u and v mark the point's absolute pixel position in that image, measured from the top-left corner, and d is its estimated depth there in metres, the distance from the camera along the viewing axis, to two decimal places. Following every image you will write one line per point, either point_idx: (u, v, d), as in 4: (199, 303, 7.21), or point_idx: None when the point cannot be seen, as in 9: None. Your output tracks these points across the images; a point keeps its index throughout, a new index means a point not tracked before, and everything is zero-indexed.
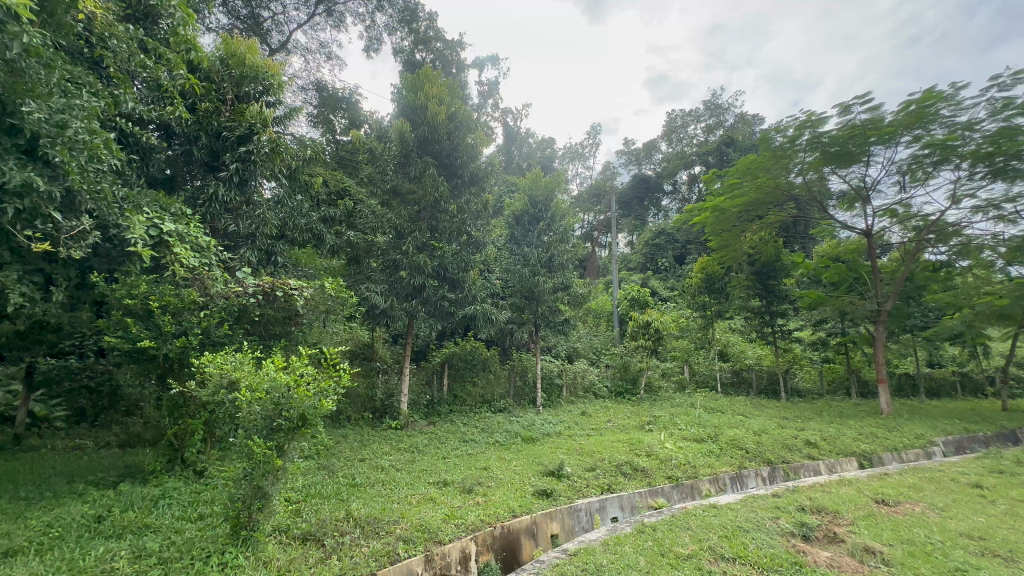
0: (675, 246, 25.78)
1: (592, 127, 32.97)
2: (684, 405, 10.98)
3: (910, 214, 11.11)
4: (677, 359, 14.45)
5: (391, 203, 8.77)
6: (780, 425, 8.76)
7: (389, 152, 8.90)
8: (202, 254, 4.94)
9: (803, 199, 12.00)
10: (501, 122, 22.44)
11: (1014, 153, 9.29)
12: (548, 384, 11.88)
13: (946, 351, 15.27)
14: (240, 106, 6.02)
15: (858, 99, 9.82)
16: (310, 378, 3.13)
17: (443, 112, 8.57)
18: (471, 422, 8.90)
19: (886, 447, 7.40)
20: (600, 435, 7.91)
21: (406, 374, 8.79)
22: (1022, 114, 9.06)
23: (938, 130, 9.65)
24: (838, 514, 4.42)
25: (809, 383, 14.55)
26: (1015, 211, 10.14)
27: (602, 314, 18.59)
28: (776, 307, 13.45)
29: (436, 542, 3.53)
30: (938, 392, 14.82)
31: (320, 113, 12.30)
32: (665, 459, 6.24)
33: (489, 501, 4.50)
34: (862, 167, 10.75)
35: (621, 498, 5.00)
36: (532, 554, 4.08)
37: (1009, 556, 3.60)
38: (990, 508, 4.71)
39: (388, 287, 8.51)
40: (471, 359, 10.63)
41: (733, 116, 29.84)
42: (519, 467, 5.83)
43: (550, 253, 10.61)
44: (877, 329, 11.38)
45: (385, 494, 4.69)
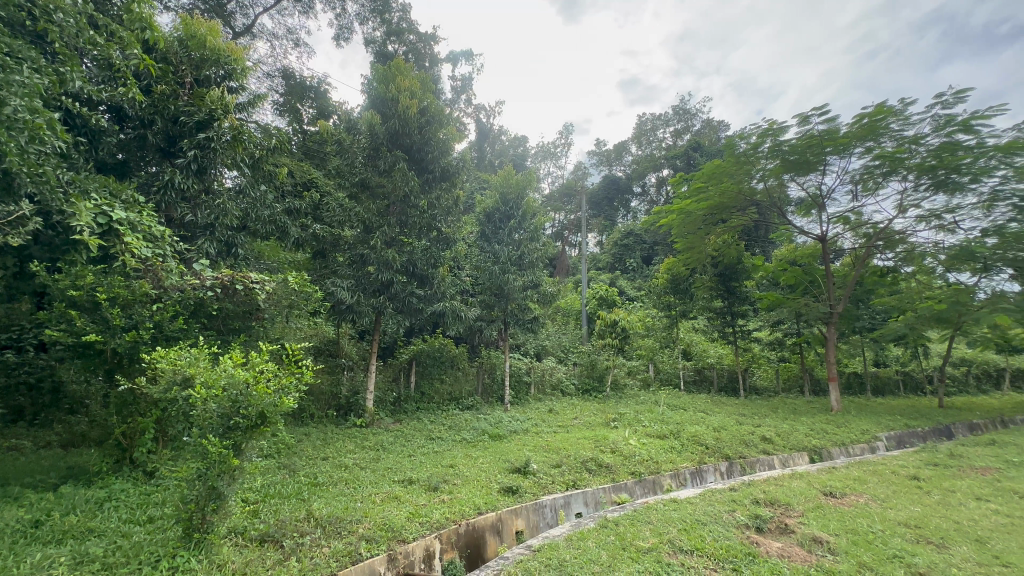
0: (643, 246, 26.36)
1: (565, 126, 33.33)
2: (648, 402, 11.27)
3: (862, 222, 11.67)
4: (642, 357, 14.82)
5: (360, 196, 8.66)
6: (738, 421, 9.10)
7: (358, 144, 8.75)
8: (156, 244, 4.71)
9: (764, 204, 12.50)
10: (474, 118, 22.29)
11: (954, 167, 9.93)
12: (517, 382, 11.95)
13: (891, 352, 16.22)
14: (200, 90, 5.77)
15: (816, 111, 10.28)
16: (271, 374, 3.03)
17: (415, 106, 8.45)
18: (438, 420, 8.84)
19: (835, 442, 7.80)
20: (566, 432, 8.01)
21: (372, 372, 8.62)
22: (963, 131, 9.68)
23: (888, 142, 10.22)
24: (789, 506, 4.63)
25: (766, 381, 15.20)
26: (954, 221, 10.81)
27: (571, 313, 18.79)
28: (737, 308, 13.99)
29: (400, 540, 3.49)
30: (883, 390, 15.76)
31: (287, 101, 11.91)
32: (629, 455, 6.38)
33: (455, 498, 4.48)
34: (818, 175, 11.26)
35: (586, 494, 5.08)
36: (497, 551, 4.09)
37: (941, 543, 3.86)
38: (926, 499, 5.04)
39: (355, 282, 8.34)
40: (439, 357, 10.57)
41: (701, 122, 30.73)
42: (485, 464, 5.84)
43: (520, 251, 10.67)
44: (829, 330, 11.96)
45: (348, 493, 4.60)
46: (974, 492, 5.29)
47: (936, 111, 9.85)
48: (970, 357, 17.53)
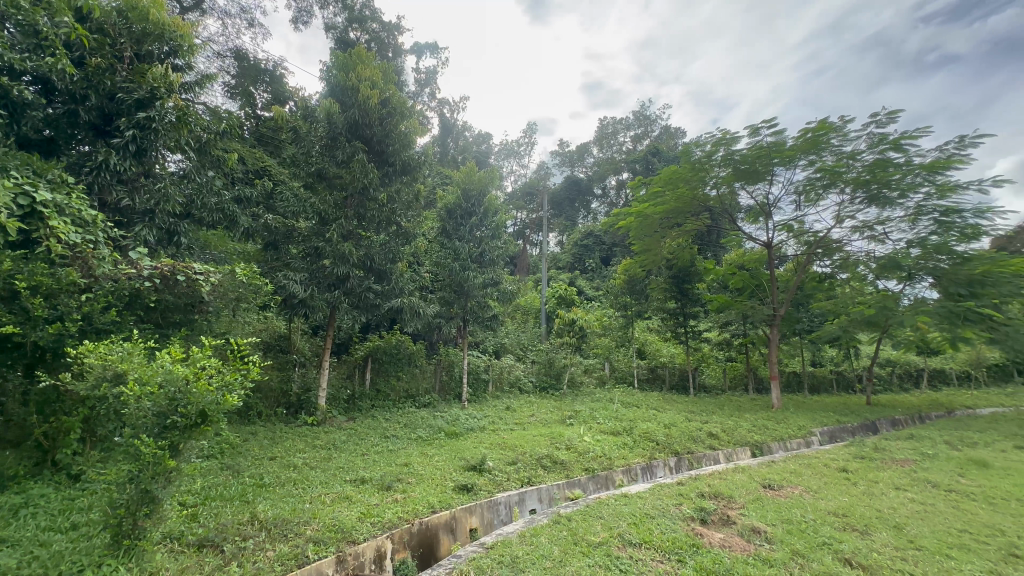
0: (602, 247, 26.94)
1: (529, 126, 33.55)
2: (603, 400, 11.53)
3: (804, 230, 12.38)
4: (599, 355, 15.16)
5: (316, 186, 8.39)
6: (687, 418, 9.46)
7: (315, 132, 8.47)
8: (87, 230, 4.34)
9: (717, 211, 13.00)
10: (437, 112, 22.00)
11: (885, 182, 10.71)
12: (475, 379, 11.92)
13: (826, 353, 17.35)
14: (140, 67, 5.40)
15: (766, 123, 10.82)
16: (213, 370, 2.86)
17: (376, 96, 8.25)
18: (393, 418, 8.67)
19: (774, 438, 8.26)
20: (523, 429, 8.08)
21: (325, 368, 8.33)
22: (893, 149, 10.47)
23: (829, 157, 10.92)
24: (731, 498, 4.87)
25: (714, 379, 15.93)
26: (884, 232, 11.67)
27: (531, 312, 18.93)
28: (689, 309, 14.65)
29: (350, 541, 3.41)
30: (818, 388, 16.83)
31: (240, 84, 11.33)
32: (583, 451, 6.51)
33: (409, 497, 4.43)
34: (766, 185, 11.89)
35: (540, 491, 5.14)
36: (450, 549, 4.06)
37: (864, 530, 4.17)
38: (853, 489, 5.43)
39: (308, 275, 8.05)
40: (396, 354, 10.38)
41: (660, 129, 31.82)
42: (440, 461, 5.81)
43: (481, 248, 10.64)
44: (772, 331, 12.60)
45: (296, 494, 4.45)
46: (894, 482, 5.74)
47: (871, 129, 10.60)
48: (894, 358, 19.05)
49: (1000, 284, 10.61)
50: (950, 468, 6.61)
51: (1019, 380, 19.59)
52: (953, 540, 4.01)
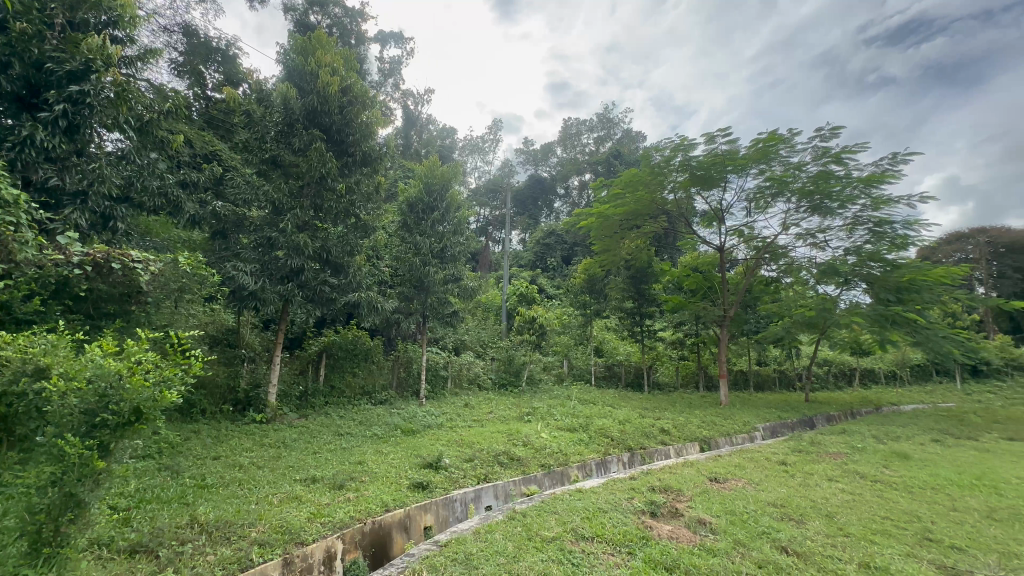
0: (563, 246, 27.34)
1: (494, 123, 33.54)
2: (561, 397, 11.70)
3: (753, 236, 12.94)
4: (558, 353, 15.40)
5: (270, 174, 8.08)
6: (641, 414, 9.75)
7: (270, 117, 8.12)
8: (6, 210, 3.94)
9: (674, 215, 13.42)
10: (401, 104, 21.58)
11: (827, 193, 11.38)
12: (433, 375, 11.81)
13: (770, 352, 18.35)
14: (73, 36, 4.98)
15: (721, 132, 11.28)
16: (151, 364, 2.69)
17: (337, 83, 8.00)
18: (348, 415, 8.46)
19: (721, 433, 8.66)
20: (481, 426, 8.08)
21: (276, 364, 8.00)
22: (835, 162, 11.15)
23: (778, 166, 11.51)
24: (680, 492, 5.06)
25: (668, 377, 16.48)
26: (825, 240, 12.43)
27: (492, 309, 18.96)
28: (646, 309, 15.20)
29: (298, 543, 3.30)
30: (763, 386, 17.79)
31: (188, 62, 10.59)
32: (541, 448, 6.58)
33: (362, 496, 4.32)
34: (720, 191, 12.40)
35: (496, 487, 5.16)
36: (403, 548, 3.99)
37: (799, 519, 4.43)
38: (791, 481, 5.77)
39: (259, 267, 7.67)
40: (352, 349, 10.12)
41: (622, 132, 32.59)
42: (395, 459, 5.71)
43: (443, 244, 10.50)
44: (722, 331, 13.18)
45: (241, 494, 4.26)
46: (827, 474, 6.13)
47: (815, 143, 11.26)
48: (831, 358, 20.37)
49: (923, 291, 11.55)
50: (876, 460, 7.15)
51: (936, 379, 21.42)
52: (877, 527, 4.33)
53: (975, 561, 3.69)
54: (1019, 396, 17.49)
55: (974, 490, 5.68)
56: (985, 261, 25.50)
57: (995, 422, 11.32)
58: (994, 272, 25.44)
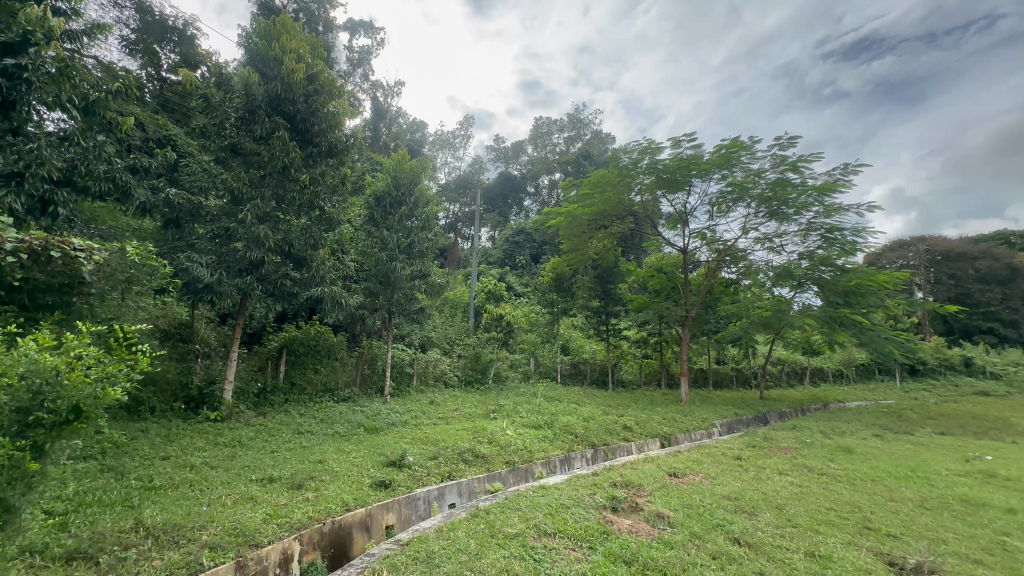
0: (532, 244, 27.53)
1: (465, 119, 33.35)
2: (527, 394, 11.77)
3: (715, 239, 13.37)
4: (525, 351, 15.47)
5: (229, 162, 7.75)
6: (605, 411, 9.93)
7: (230, 103, 7.79)
8: None
9: (640, 216, 13.70)
10: (370, 95, 21.09)
11: (784, 200, 11.88)
12: (399, 372, 11.62)
13: (729, 352, 19.04)
14: (10, 5, 4.62)
15: (686, 137, 11.60)
16: (93, 359, 2.55)
17: (302, 71, 7.74)
18: (308, 413, 8.23)
19: (681, 430, 8.93)
20: (446, 423, 8.02)
21: (233, 360, 7.68)
22: (792, 170, 11.61)
23: (739, 172, 11.92)
24: (640, 487, 5.19)
25: (632, 375, 16.85)
26: (781, 244, 12.98)
27: (460, 305, 18.87)
28: (611, 308, 15.48)
29: (252, 545, 3.19)
30: (721, 384, 18.46)
31: (141, 40, 9.92)
32: (505, 445, 6.60)
33: (321, 496, 4.22)
34: (684, 194, 12.74)
35: (460, 485, 5.15)
36: (363, 548, 3.92)
37: (752, 511, 4.63)
38: (745, 475, 6.01)
39: (216, 258, 7.31)
40: (314, 346, 9.86)
41: (591, 133, 33.17)
42: (358, 458, 5.58)
43: (410, 239, 10.35)
44: (684, 330, 13.58)
45: (192, 496, 4.07)
46: (778, 468, 6.43)
47: (774, 151, 11.73)
48: (785, 358, 21.34)
49: (869, 295, 12.26)
50: (823, 454, 7.54)
51: (879, 377, 22.78)
52: (821, 517, 4.57)
53: (907, 548, 3.95)
54: (950, 394, 18.85)
55: (909, 481, 6.07)
56: (923, 268, 27.30)
57: (929, 418, 12.15)
58: (931, 278, 27.26)
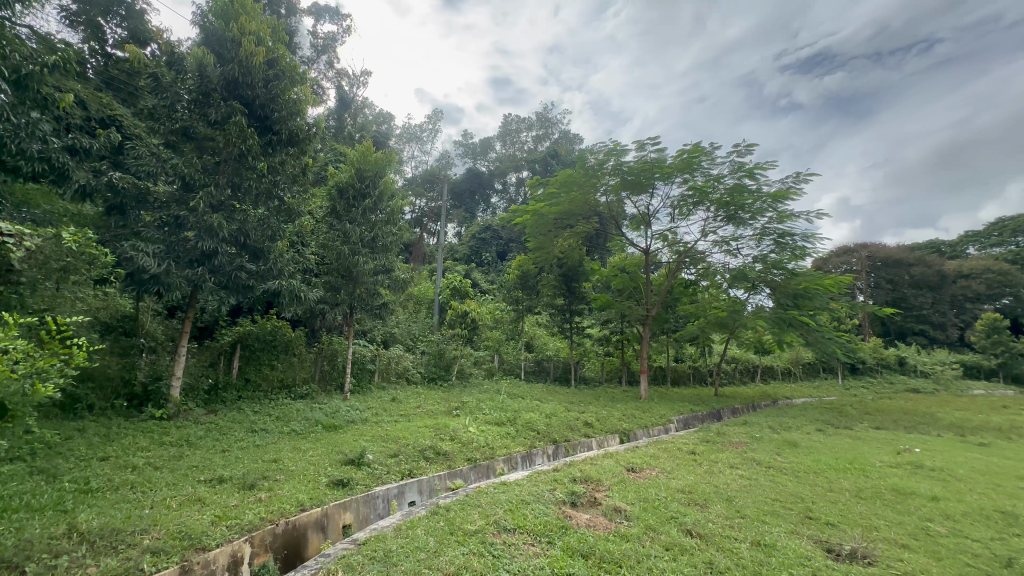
0: (498, 242, 27.59)
1: (434, 112, 33.02)
2: (490, 391, 11.79)
3: (676, 240, 13.77)
4: (489, 347, 15.48)
5: (180, 146, 7.35)
6: (567, 408, 10.09)
7: (183, 84, 7.39)
8: None
9: (605, 216, 13.94)
10: (335, 84, 20.51)
11: (740, 205, 12.36)
12: (360, 369, 11.38)
13: (686, 350, 19.71)
14: None
15: (651, 140, 11.88)
16: (21, 354, 2.42)
17: (262, 54, 7.43)
18: (263, 410, 7.93)
19: (640, 425, 9.19)
20: (407, 421, 7.92)
21: (182, 355, 7.30)
22: (748, 177, 12.09)
23: (700, 177, 12.31)
24: (599, 482, 5.29)
25: (593, 372, 17.16)
26: (736, 247, 13.52)
27: (424, 301, 18.67)
28: (575, 306, 15.67)
29: (198, 549, 3.05)
30: (678, 381, 19.09)
31: (83, 12, 9.04)
32: (467, 442, 6.59)
33: (274, 496, 4.08)
34: (648, 197, 13.06)
35: (420, 482, 5.11)
36: (319, 549, 3.82)
37: (703, 504, 4.81)
38: (699, 469, 6.25)
39: (164, 248, 6.91)
40: (270, 341, 9.53)
41: (559, 132, 33.66)
42: (315, 457, 5.43)
43: (374, 233, 10.12)
44: (645, 329, 13.95)
45: (133, 499, 3.84)
46: (729, 462, 6.72)
47: (733, 157, 12.19)
48: (738, 356, 22.31)
49: (815, 297, 12.98)
50: (770, 448, 7.93)
51: (822, 375, 24.17)
52: (767, 508, 4.81)
53: (844, 535, 4.22)
54: (885, 391, 20.27)
55: (847, 473, 6.48)
56: (865, 273, 29.10)
57: (866, 414, 13.00)
58: (871, 282, 29.19)
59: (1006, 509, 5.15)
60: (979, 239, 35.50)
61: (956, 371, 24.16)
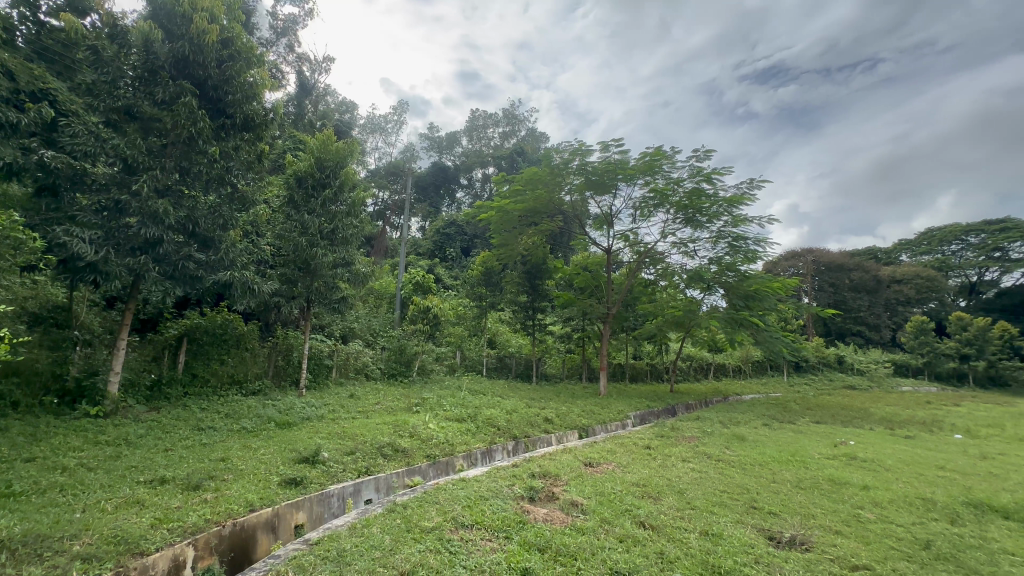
0: (463, 237, 27.41)
1: (399, 104, 32.43)
2: (451, 388, 11.71)
3: (637, 241, 14.12)
4: (451, 343, 15.36)
5: (122, 125, 6.87)
6: (528, 404, 10.17)
7: (126, 59, 6.92)
8: None
9: (569, 215, 14.10)
10: (295, 68, 19.77)
11: (698, 208, 12.80)
12: (317, 364, 11.05)
13: (644, 348, 20.29)
14: None
15: (615, 142, 12.13)
16: None
17: (215, 32, 7.05)
18: (212, 407, 7.56)
19: (598, 421, 9.39)
20: (365, 417, 7.77)
21: (121, 348, 6.85)
22: (706, 181, 12.53)
23: (661, 179, 12.66)
24: (558, 476, 5.37)
25: (555, 368, 17.37)
26: (694, 249, 13.99)
27: (385, 296, 18.34)
28: (538, 304, 15.79)
29: (136, 554, 2.88)
30: (636, 377, 19.62)
31: None
32: (427, 438, 6.54)
33: (222, 496, 3.91)
34: (611, 197, 13.29)
35: (378, 479, 5.03)
36: (269, 550, 3.70)
37: (657, 496, 4.98)
38: (653, 463, 6.45)
39: (103, 234, 6.46)
40: (220, 335, 9.13)
41: (526, 130, 33.87)
42: (266, 455, 5.24)
43: (334, 224, 9.81)
44: (605, 326, 14.28)
45: (62, 503, 3.58)
46: (682, 456, 6.97)
47: (692, 162, 12.60)
48: (693, 354, 23.18)
49: (765, 299, 13.64)
50: (720, 442, 8.29)
51: (770, 372, 25.47)
52: (716, 499, 5.04)
53: (785, 523, 4.47)
54: (825, 387, 21.59)
55: (789, 464, 6.87)
56: (811, 276, 30.81)
57: (808, 409, 13.79)
58: (816, 285, 30.99)
59: (927, 496, 5.61)
60: (910, 247, 38.39)
61: (887, 369, 25.99)
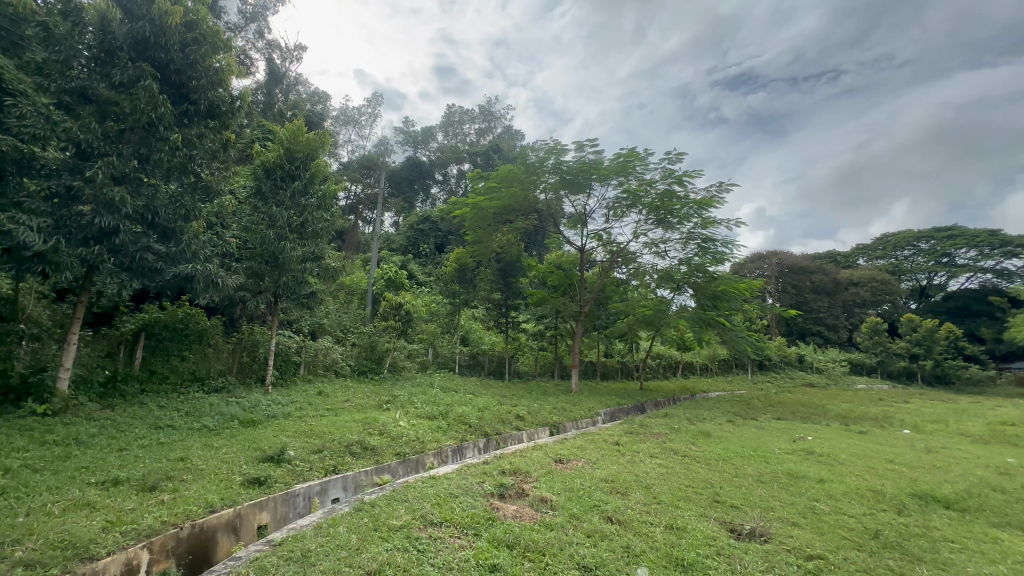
0: (437, 233, 27.18)
1: (374, 96, 31.88)
2: (423, 385, 11.61)
3: (609, 241, 14.30)
4: (424, 340, 15.22)
5: (76, 108, 6.51)
6: (500, 402, 10.18)
7: (81, 38, 6.55)
8: None
9: (544, 213, 14.17)
10: (265, 55, 19.18)
11: (669, 210, 13.05)
12: (284, 360, 10.76)
13: (616, 346, 20.59)
14: None
15: (589, 142, 12.24)
16: None
17: (179, 14, 6.74)
18: (171, 405, 7.27)
19: (569, 418, 9.49)
20: (334, 415, 7.62)
21: (72, 343, 6.50)
22: (677, 183, 12.79)
23: (635, 180, 12.86)
24: (528, 473, 5.40)
25: (527, 366, 17.45)
26: (665, 249, 14.27)
27: (356, 291, 18.01)
28: (511, 301, 15.84)
29: (85, 559, 2.75)
30: (607, 375, 19.91)
31: None
32: (397, 436, 6.46)
33: (180, 497, 3.77)
34: (585, 197, 13.40)
35: (345, 479, 4.94)
36: (230, 552, 3.59)
37: (624, 492, 5.07)
38: (622, 459, 6.57)
39: (53, 221, 6.11)
40: (180, 330, 8.85)
41: (502, 127, 33.87)
42: (228, 455, 5.07)
43: (304, 218, 9.56)
44: (578, 324, 14.48)
45: (4, 506, 3.38)
46: (649, 452, 7.11)
47: (664, 164, 12.83)
48: (662, 352, 23.68)
49: (731, 299, 14.06)
50: (686, 438, 8.50)
51: (735, 370, 26.28)
52: (681, 493, 5.17)
53: (745, 516, 4.63)
54: (786, 385, 22.46)
55: (751, 459, 7.11)
56: (775, 278, 31.92)
57: (770, 406, 14.33)
58: (779, 286, 32.14)
59: (877, 488, 5.92)
60: (867, 251, 40.28)
61: (844, 367, 27.20)
